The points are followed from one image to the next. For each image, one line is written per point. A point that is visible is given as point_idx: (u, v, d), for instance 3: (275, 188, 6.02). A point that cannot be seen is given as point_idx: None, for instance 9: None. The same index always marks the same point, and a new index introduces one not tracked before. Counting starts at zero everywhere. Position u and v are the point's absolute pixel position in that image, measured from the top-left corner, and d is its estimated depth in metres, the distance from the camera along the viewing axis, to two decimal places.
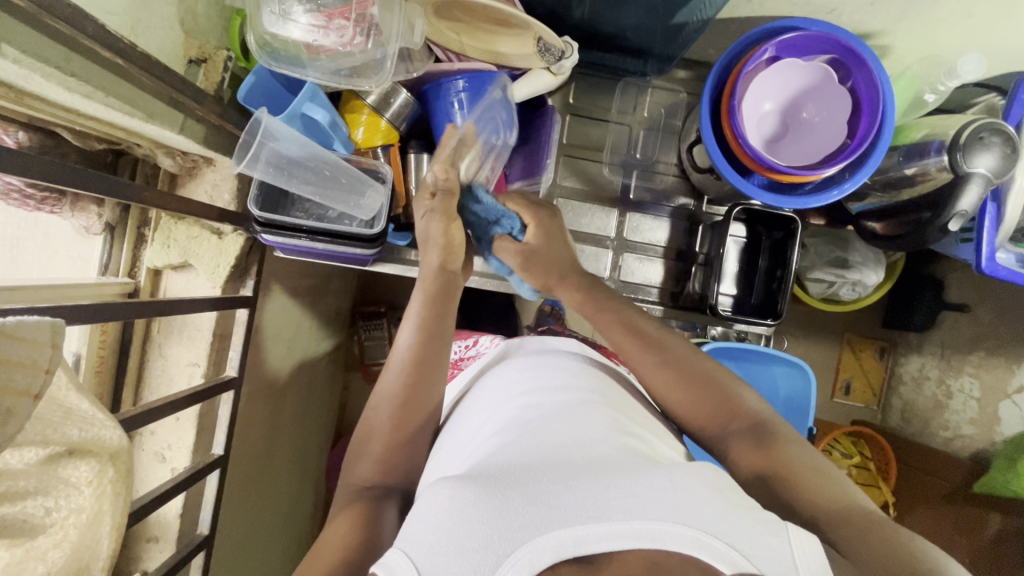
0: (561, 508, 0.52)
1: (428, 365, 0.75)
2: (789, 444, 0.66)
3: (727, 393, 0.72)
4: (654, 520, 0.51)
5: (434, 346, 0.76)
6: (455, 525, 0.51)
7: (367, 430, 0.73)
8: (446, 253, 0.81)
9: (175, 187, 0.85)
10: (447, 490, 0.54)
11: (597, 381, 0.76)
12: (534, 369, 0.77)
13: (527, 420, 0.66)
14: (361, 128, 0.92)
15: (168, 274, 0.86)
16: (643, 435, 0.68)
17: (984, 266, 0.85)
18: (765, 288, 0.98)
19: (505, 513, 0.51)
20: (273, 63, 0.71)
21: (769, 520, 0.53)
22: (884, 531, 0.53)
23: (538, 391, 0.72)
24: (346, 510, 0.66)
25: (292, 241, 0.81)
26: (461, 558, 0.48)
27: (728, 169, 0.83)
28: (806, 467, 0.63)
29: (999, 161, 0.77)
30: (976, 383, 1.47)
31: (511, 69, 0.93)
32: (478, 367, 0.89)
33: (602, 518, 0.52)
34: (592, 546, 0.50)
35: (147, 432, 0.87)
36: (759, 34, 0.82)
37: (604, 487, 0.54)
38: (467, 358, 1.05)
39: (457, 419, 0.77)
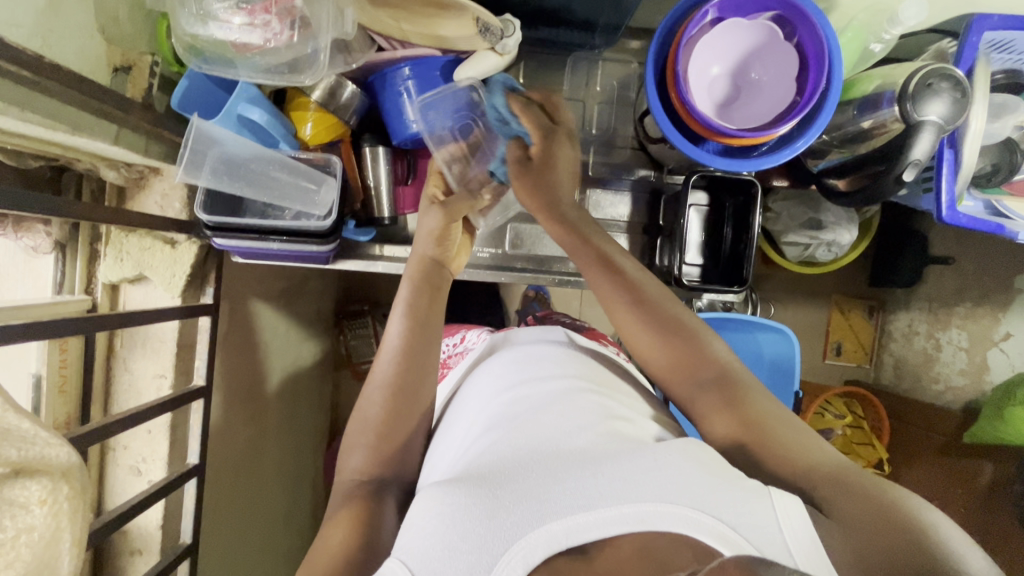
0: (551, 502, 0.52)
1: (421, 356, 0.74)
2: (768, 403, 0.65)
3: (704, 353, 0.69)
4: (641, 502, 0.51)
5: (426, 325, 0.76)
6: (448, 528, 0.51)
7: (362, 420, 0.71)
8: (439, 248, 0.82)
9: (124, 200, 0.85)
10: (438, 493, 0.55)
11: (584, 366, 0.76)
12: (522, 358, 0.78)
13: (514, 413, 0.66)
14: (310, 125, 0.91)
15: (125, 288, 0.86)
16: (631, 416, 0.68)
17: (944, 215, 0.84)
18: (731, 254, 0.98)
19: (496, 512, 0.51)
20: (205, 66, 0.71)
21: (754, 487, 0.53)
22: (857, 483, 0.54)
23: (525, 382, 0.72)
24: (348, 508, 0.65)
25: (248, 243, 0.80)
26: (457, 561, 0.49)
27: (680, 141, 0.81)
28: (776, 424, 0.63)
29: (951, 106, 0.75)
30: (963, 334, 1.47)
31: (457, 53, 0.92)
32: (467, 362, 0.88)
33: (590, 507, 0.51)
34: (583, 535, 0.50)
35: (120, 447, 0.87)
36: (692, 2, 0.81)
37: (592, 475, 0.54)
38: (456, 355, 1.04)
39: (450, 416, 0.77)
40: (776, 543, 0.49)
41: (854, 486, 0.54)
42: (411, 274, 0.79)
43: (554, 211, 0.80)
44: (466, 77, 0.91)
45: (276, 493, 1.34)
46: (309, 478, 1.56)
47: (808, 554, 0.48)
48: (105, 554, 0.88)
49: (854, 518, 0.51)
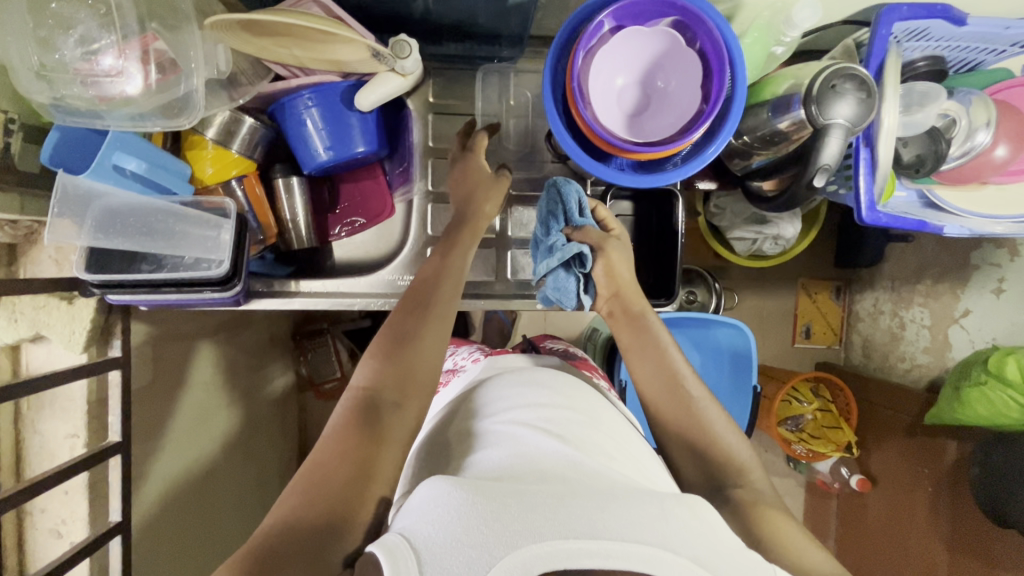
0: (557, 517, 0.50)
1: (446, 318, 0.73)
2: (775, 511, 0.69)
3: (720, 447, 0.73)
4: (647, 545, 0.49)
5: (444, 296, 0.75)
6: (453, 520, 0.49)
7: (381, 349, 0.70)
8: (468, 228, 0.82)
9: (16, 256, 0.82)
10: (449, 485, 0.53)
11: (589, 404, 0.77)
12: (530, 390, 0.77)
13: (523, 445, 0.66)
14: (209, 164, 0.86)
15: (27, 348, 0.83)
16: (625, 463, 0.69)
17: (864, 216, 0.82)
18: (658, 266, 0.95)
19: (501, 515, 0.49)
20: (69, 119, 0.67)
21: (757, 560, 0.53)
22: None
23: (538, 413, 0.72)
24: (345, 420, 0.63)
25: (143, 296, 0.77)
26: (458, 554, 0.47)
27: (588, 163, 0.78)
28: (794, 533, 0.67)
29: (857, 107, 0.73)
30: (926, 312, 1.45)
31: (358, 76, 0.89)
32: (462, 386, 0.88)
33: (595, 534, 0.49)
34: (582, 562, 0.47)
35: (38, 510, 0.85)
36: (583, 17, 0.78)
37: (602, 501, 0.53)
38: (444, 374, 0.99)
39: (444, 438, 0.76)
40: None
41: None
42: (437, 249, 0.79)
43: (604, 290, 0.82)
44: (370, 100, 0.88)
45: (241, 525, 1.32)
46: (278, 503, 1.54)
47: None
48: None
49: None
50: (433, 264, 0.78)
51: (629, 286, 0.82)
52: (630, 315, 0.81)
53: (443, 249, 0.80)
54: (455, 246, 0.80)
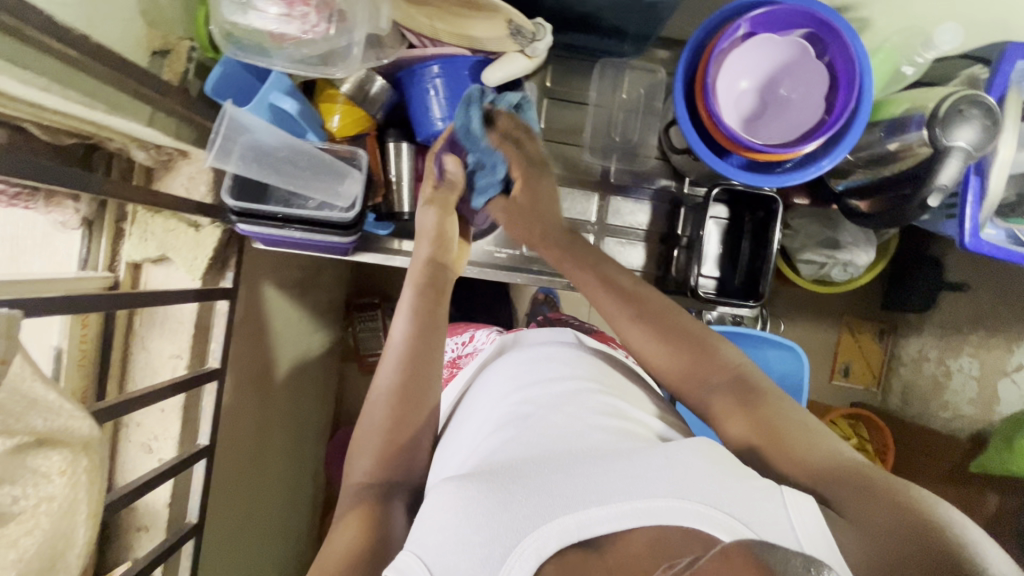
0: (562, 497, 0.53)
1: (422, 360, 0.74)
2: (787, 411, 0.63)
3: (714, 361, 0.69)
4: (652, 498, 0.52)
5: (427, 349, 0.75)
6: (462, 519, 0.52)
7: (366, 430, 0.72)
8: (437, 247, 0.84)
9: (151, 181, 0.86)
10: (452, 487, 0.56)
11: (593, 365, 0.76)
12: (529, 359, 0.78)
13: (525, 413, 0.67)
14: (337, 116, 0.91)
15: (148, 268, 0.88)
16: (640, 417, 0.69)
17: (967, 242, 0.84)
18: (748, 268, 0.98)
19: (508, 506, 0.52)
20: (241, 54, 0.72)
21: (765, 485, 0.53)
22: (878, 483, 0.53)
23: (534, 381, 0.73)
24: (357, 513, 0.65)
25: (270, 231, 0.81)
26: (472, 554, 0.50)
27: (706, 153, 0.81)
28: (793, 426, 0.61)
29: (980, 133, 0.75)
30: (975, 362, 1.43)
31: (486, 53, 0.92)
32: (476, 361, 0.87)
33: (602, 502, 0.52)
34: (595, 528, 0.51)
35: (133, 424, 0.88)
36: (725, 13, 0.80)
37: (602, 469, 0.56)
38: (465, 356, 1.01)
39: (460, 413, 0.78)
40: (783, 538, 0.49)
41: (871, 485, 0.53)
42: (413, 276, 0.80)
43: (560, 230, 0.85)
44: (496, 77, 0.91)
45: (279, 480, 1.35)
46: (310, 466, 1.56)
47: (819, 543, 0.49)
48: (110, 530, 0.89)
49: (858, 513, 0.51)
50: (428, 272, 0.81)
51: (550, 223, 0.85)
52: (574, 253, 0.81)
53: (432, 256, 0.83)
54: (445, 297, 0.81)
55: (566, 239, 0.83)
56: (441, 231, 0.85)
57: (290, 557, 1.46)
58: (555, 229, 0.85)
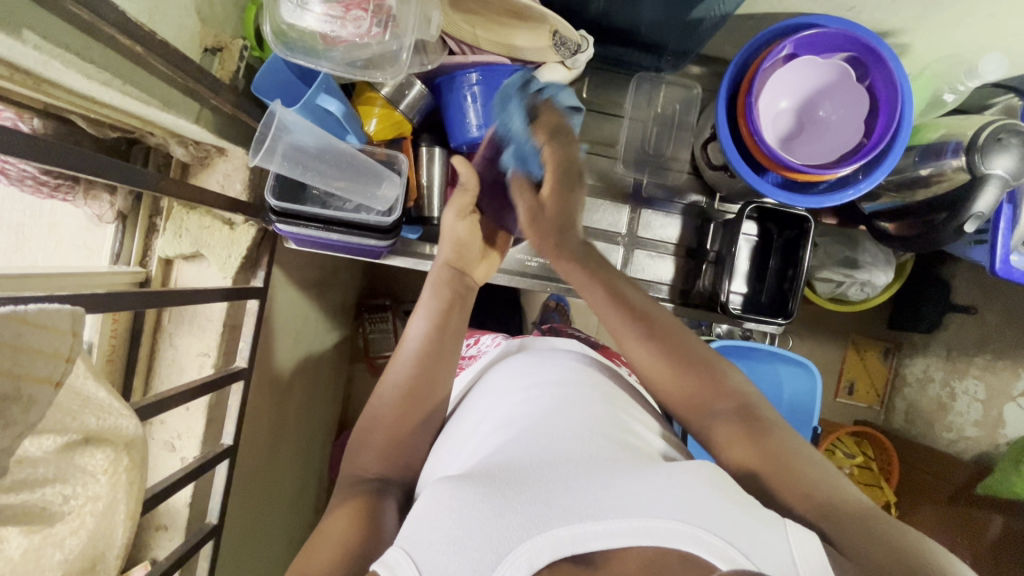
0: (559, 507, 0.52)
1: (435, 360, 0.76)
2: (788, 437, 0.65)
3: (722, 386, 0.71)
4: (653, 518, 0.51)
5: (443, 354, 0.77)
6: (455, 523, 0.51)
7: (374, 417, 0.73)
8: (456, 256, 0.85)
9: (186, 177, 0.85)
10: (446, 489, 0.54)
11: (596, 378, 0.76)
12: (530, 367, 0.77)
13: (524, 418, 0.66)
14: (374, 121, 0.91)
15: (179, 264, 0.86)
16: (640, 432, 0.69)
17: (998, 268, 0.85)
18: (776, 286, 0.98)
19: (504, 512, 0.51)
20: (290, 54, 0.71)
21: (769, 518, 0.53)
22: (878, 523, 0.53)
23: (535, 389, 0.72)
24: (352, 504, 0.65)
25: (308, 232, 0.81)
26: (463, 558, 0.48)
27: (745, 169, 0.82)
28: (802, 458, 0.62)
29: (1017, 163, 0.76)
30: (981, 385, 1.45)
31: (525, 62, 0.93)
32: (478, 364, 0.88)
33: (600, 516, 0.52)
34: (589, 544, 0.50)
35: (158, 422, 0.87)
36: (773, 33, 0.81)
37: (599, 484, 0.55)
38: (469, 357, 1.00)
39: (455, 417, 0.78)
40: (782, 567, 0.49)
41: (872, 524, 0.54)
42: (434, 277, 0.83)
43: (576, 236, 0.82)
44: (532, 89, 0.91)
45: (287, 480, 1.34)
46: (316, 467, 1.55)
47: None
48: None
49: (857, 550, 0.52)
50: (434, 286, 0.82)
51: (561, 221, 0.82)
52: (594, 266, 0.81)
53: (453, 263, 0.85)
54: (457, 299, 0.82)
55: (578, 249, 0.82)
56: (458, 238, 0.86)
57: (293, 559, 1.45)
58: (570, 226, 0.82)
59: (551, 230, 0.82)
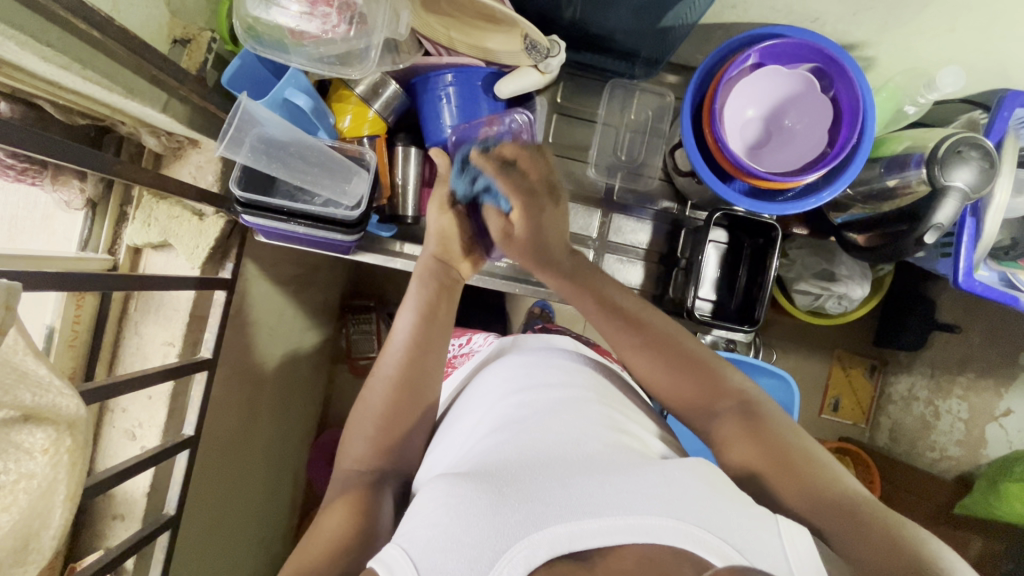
0: (556, 505, 0.52)
1: (422, 355, 0.75)
2: (780, 428, 0.64)
3: (721, 384, 0.69)
4: (646, 515, 0.51)
5: (430, 344, 0.76)
6: (453, 520, 0.50)
7: (364, 412, 0.72)
8: (442, 247, 0.84)
9: (159, 167, 0.87)
10: (444, 487, 0.54)
11: (592, 378, 0.75)
12: (527, 365, 0.77)
13: (523, 418, 0.66)
14: (348, 117, 0.93)
15: (148, 253, 0.87)
16: (635, 432, 0.68)
17: (961, 282, 0.85)
18: (744, 293, 0.99)
19: (501, 509, 0.51)
20: (260, 48, 0.73)
21: (760, 513, 0.53)
22: (873, 519, 0.53)
23: (533, 388, 0.71)
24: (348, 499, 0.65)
25: (273, 223, 0.81)
26: (460, 554, 0.48)
27: (709, 175, 0.82)
28: (794, 449, 0.61)
29: (977, 175, 0.77)
30: (964, 404, 1.45)
31: (500, 66, 0.94)
32: (473, 363, 0.88)
33: (596, 514, 0.51)
34: (587, 541, 0.49)
35: (119, 410, 0.87)
36: (740, 42, 0.82)
37: (597, 483, 0.55)
38: (461, 356, 1.00)
39: (452, 416, 0.77)
40: (776, 567, 0.49)
41: (867, 521, 0.53)
42: (419, 269, 0.82)
43: (563, 251, 0.83)
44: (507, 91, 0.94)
45: (259, 477, 1.33)
46: (293, 466, 1.54)
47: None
48: (85, 516, 0.88)
49: (854, 549, 0.51)
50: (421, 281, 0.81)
51: (557, 245, 0.83)
52: (576, 279, 0.81)
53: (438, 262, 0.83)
54: (445, 291, 0.81)
55: (569, 260, 0.83)
56: (444, 229, 0.83)
57: (265, 557, 1.44)
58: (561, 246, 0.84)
59: (528, 252, 0.84)
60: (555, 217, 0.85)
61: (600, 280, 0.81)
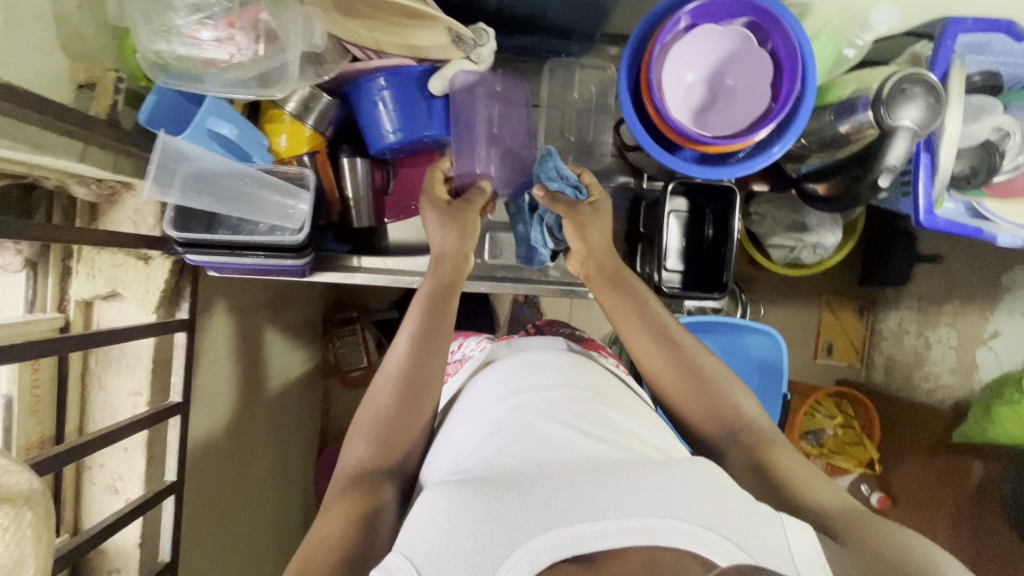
0: (559, 508, 0.51)
1: (428, 351, 0.73)
2: (786, 452, 0.66)
3: (728, 405, 0.71)
4: (649, 517, 0.50)
5: (430, 340, 0.74)
6: (454, 527, 0.49)
7: (366, 413, 0.70)
8: (452, 242, 0.82)
9: (96, 216, 0.84)
10: (445, 492, 0.53)
11: (589, 376, 0.75)
12: (523, 365, 0.76)
13: (522, 421, 0.65)
14: (284, 137, 0.90)
15: (99, 305, 0.85)
16: (634, 430, 0.67)
17: (921, 220, 0.84)
18: (712, 260, 0.98)
19: (504, 514, 0.50)
20: (171, 81, 0.70)
21: (765, 510, 0.52)
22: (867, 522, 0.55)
23: (534, 390, 0.70)
24: (344, 503, 0.63)
25: (219, 259, 0.79)
26: (462, 561, 0.47)
27: (655, 148, 0.81)
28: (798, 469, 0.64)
29: (924, 111, 0.75)
30: (953, 332, 1.43)
31: (433, 62, 0.91)
32: (470, 365, 0.86)
33: (599, 517, 0.50)
34: (589, 544, 0.49)
35: (97, 466, 0.86)
36: (661, 12, 0.81)
37: (598, 484, 0.53)
38: (453, 362, 0.99)
39: (449, 423, 0.76)
40: (782, 564, 0.48)
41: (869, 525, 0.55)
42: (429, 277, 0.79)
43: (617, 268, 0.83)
44: (461, 80, 0.92)
45: (264, 503, 1.33)
46: (298, 487, 1.54)
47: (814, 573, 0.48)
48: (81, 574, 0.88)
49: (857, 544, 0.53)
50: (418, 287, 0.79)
51: (604, 248, 0.84)
52: (621, 287, 0.81)
53: (439, 265, 0.81)
54: (453, 285, 0.80)
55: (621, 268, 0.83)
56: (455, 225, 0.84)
57: None
58: (608, 252, 0.84)
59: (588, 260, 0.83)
60: (601, 225, 0.84)
61: (644, 290, 0.81)
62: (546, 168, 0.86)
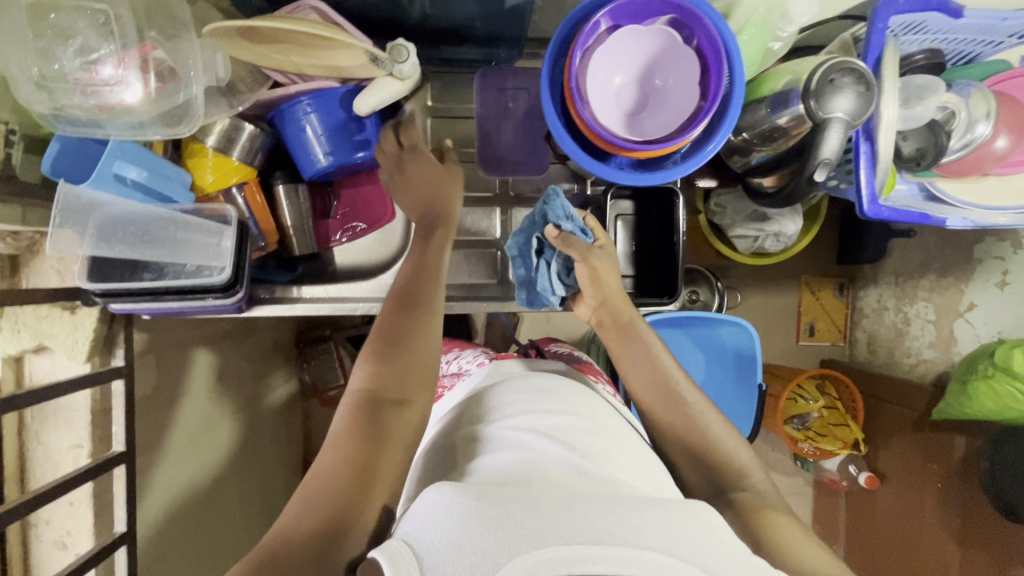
0: (561, 523, 0.47)
1: (427, 298, 0.73)
2: (782, 513, 0.66)
3: (727, 462, 0.71)
4: (648, 550, 0.46)
5: (430, 289, 0.74)
6: (455, 526, 0.46)
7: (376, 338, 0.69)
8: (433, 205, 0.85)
9: (18, 268, 0.82)
10: (452, 489, 0.50)
11: (594, 411, 0.73)
12: (533, 393, 0.74)
13: (529, 445, 0.63)
14: (209, 171, 0.86)
15: (30, 359, 0.83)
16: (634, 468, 0.64)
17: (866, 210, 0.82)
18: (662, 263, 0.96)
19: (508, 519, 0.47)
20: (69, 128, 0.68)
21: (761, 565, 0.50)
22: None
23: (542, 415, 0.68)
24: (346, 424, 0.61)
25: (142, 304, 0.77)
26: (461, 560, 0.44)
27: (585, 157, 0.78)
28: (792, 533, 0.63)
29: (856, 100, 0.72)
30: (930, 306, 1.38)
31: (356, 82, 0.88)
32: (470, 387, 0.84)
33: (597, 540, 0.46)
34: (586, 568, 0.44)
35: (43, 522, 0.85)
36: (580, 17, 0.78)
37: (601, 508, 0.50)
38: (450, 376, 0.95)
39: (448, 439, 0.73)
40: None
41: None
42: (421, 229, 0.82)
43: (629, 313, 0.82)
44: (387, 98, 0.87)
45: None
46: None
47: None
48: None
49: None
50: (412, 276, 0.75)
51: (617, 296, 0.83)
52: (628, 333, 0.81)
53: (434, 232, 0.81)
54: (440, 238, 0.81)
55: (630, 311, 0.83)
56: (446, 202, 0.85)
57: None
58: (620, 298, 0.83)
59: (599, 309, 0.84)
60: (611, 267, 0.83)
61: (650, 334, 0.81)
62: (554, 208, 0.83)
